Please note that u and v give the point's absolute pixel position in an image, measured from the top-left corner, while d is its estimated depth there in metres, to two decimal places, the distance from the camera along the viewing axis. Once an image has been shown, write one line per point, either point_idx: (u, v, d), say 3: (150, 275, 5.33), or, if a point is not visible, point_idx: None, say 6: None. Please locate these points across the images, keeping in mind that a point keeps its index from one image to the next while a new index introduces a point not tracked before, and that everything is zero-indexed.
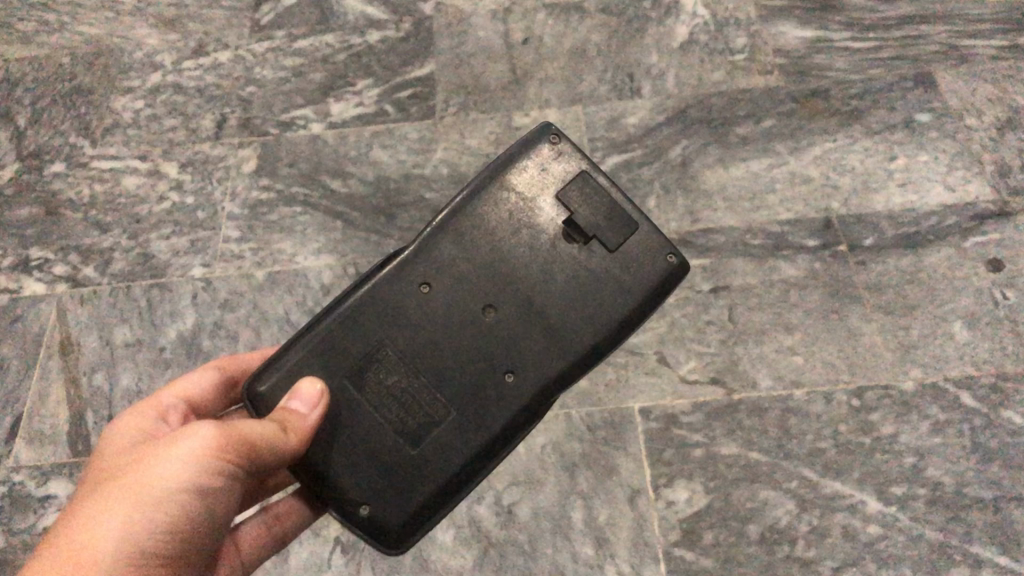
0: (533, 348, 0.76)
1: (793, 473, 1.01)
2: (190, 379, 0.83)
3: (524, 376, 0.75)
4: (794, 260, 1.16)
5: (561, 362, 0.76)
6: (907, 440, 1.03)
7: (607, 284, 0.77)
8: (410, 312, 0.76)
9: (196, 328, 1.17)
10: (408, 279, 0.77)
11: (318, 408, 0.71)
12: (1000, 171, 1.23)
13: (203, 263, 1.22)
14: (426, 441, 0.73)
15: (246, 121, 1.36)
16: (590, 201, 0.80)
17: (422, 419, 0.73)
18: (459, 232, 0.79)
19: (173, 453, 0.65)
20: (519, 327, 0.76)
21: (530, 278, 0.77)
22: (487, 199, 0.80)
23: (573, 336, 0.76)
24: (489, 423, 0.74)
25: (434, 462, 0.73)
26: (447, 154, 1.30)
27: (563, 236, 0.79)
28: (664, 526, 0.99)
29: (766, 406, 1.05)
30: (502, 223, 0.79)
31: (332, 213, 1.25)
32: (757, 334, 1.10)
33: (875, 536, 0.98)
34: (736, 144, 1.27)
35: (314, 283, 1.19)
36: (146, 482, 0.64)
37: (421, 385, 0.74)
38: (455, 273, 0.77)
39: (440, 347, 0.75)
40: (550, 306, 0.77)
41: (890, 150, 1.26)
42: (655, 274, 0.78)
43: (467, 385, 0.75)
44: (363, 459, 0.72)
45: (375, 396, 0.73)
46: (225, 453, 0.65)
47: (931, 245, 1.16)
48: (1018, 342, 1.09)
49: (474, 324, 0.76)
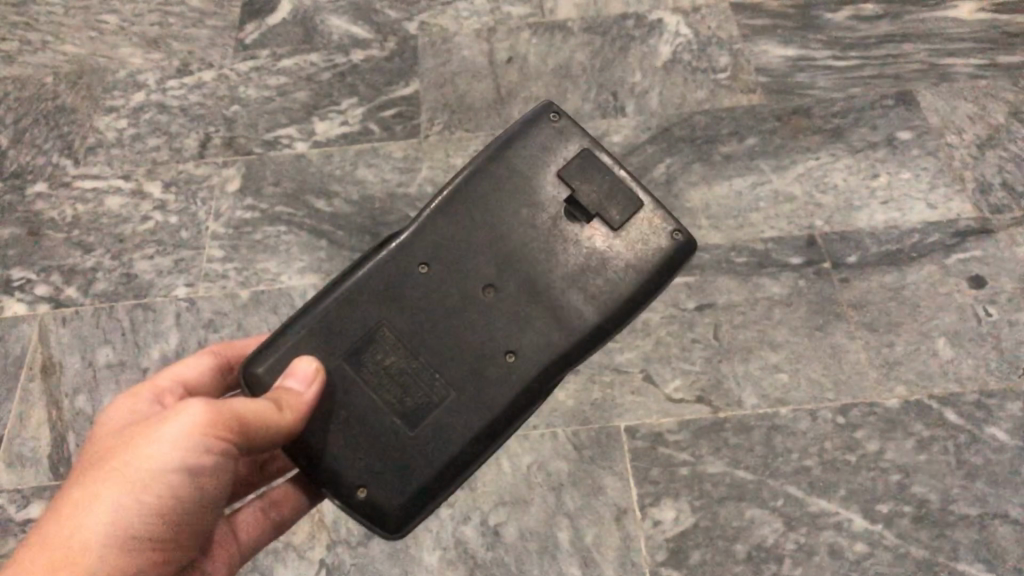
0: (535, 330, 0.76)
1: (779, 491, 1.01)
2: (185, 364, 0.82)
3: (523, 358, 0.76)
4: (778, 277, 1.16)
5: (564, 344, 0.76)
6: (892, 457, 1.03)
7: (609, 267, 0.78)
8: (410, 292, 0.76)
9: (179, 349, 1.16)
10: (407, 256, 0.77)
11: (314, 386, 0.71)
12: (981, 189, 1.24)
13: (186, 283, 1.22)
14: (424, 423, 0.74)
15: (231, 140, 1.36)
16: (594, 180, 0.80)
17: (420, 401, 0.74)
18: (459, 212, 0.79)
19: (162, 432, 0.66)
20: (520, 309, 0.77)
21: (531, 260, 0.78)
22: (488, 178, 0.80)
23: (576, 318, 0.77)
24: (489, 406, 0.75)
25: (433, 444, 0.74)
26: (432, 172, 1.30)
27: (566, 215, 0.79)
28: (651, 546, 0.99)
29: (752, 424, 1.05)
30: (503, 203, 0.79)
31: (317, 232, 1.25)
32: (742, 352, 1.10)
33: (861, 554, 0.98)
34: (720, 162, 1.28)
35: (298, 303, 1.19)
36: (135, 462, 0.65)
37: (419, 367, 0.75)
38: (453, 251, 0.78)
39: (438, 328, 0.76)
40: (552, 288, 0.77)
41: (872, 168, 1.27)
42: (660, 256, 0.78)
43: (466, 367, 0.75)
44: (361, 441, 0.73)
45: (373, 376, 0.74)
46: (215, 430, 0.65)
47: (914, 262, 1.17)
48: (1001, 359, 1.10)
49: (472, 304, 0.76)
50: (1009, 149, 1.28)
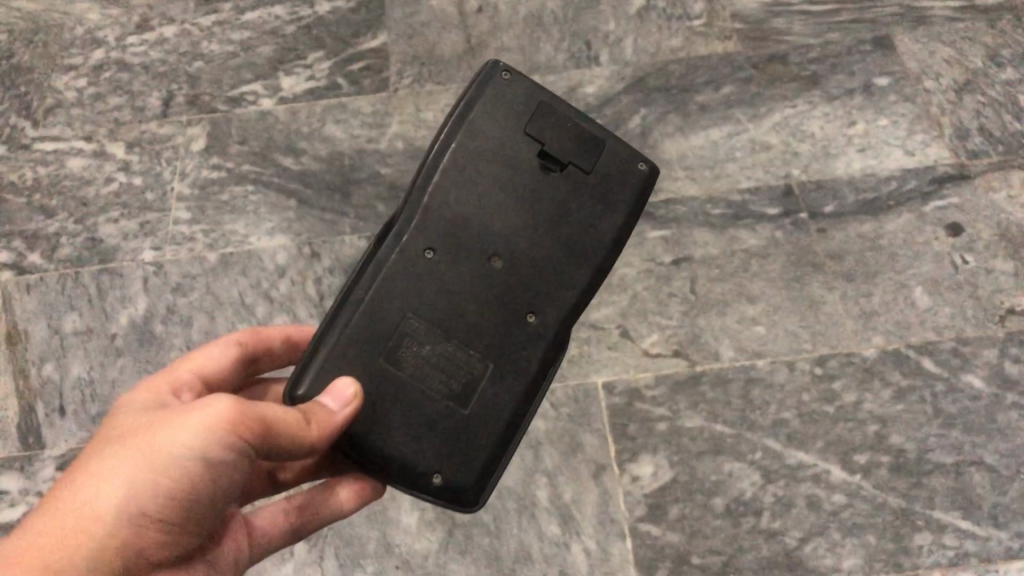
0: (548, 284, 0.73)
1: (756, 444, 1.01)
2: (207, 355, 0.76)
3: (543, 313, 0.73)
4: (755, 229, 1.15)
5: (576, 288, 0.74)
6: (870, 407, 1.03)
7: (590, 207, 0.77)
8: (421, 281, 0.71)
9: (148, 315, 1.14)
10: (408, 247, 0.72)
11: (349, 407, 0.64)
12: (958, 135, 1.22)
13: (153, 247, 1.19)
14: (474, 398, 0.69)
15: (194, 98, 1.32)
16: (559, 129, 0.78)
17: (463, 377, 0.69)
18: (449, 189, 0.74)
19: (183, 421, 0.59)
20: (533, 267, 0.74)
21: (531, 220, 0.75)
22: (463, 150, 0.75)
23: (583, 259, 0.75)
24: (527, 364, 0.72)
25: (487, 415, 0.70)
26: (403, 127, 1.27)
27: (542, 168, 0.76)
28: (630, 502, 0.98)
29: (730, 377, 1.05)
30: (488, 172, 0.75)
31: (285, 191, 1.22)
32: (719, 305, 1.10)
33: (839, 505, 0.98)
34: (696, 111, 1.26)
35: (268, 264, 1.16)
36: (156, 445, 0.59)
37: (454, 346, 0.70)
38: (455, 233, 0.73)
39: (461, 306, 0.71)
40: (554, 239, 0.75)
41: (850, 115, 1.25)
42: (633, 185, 0.79)
43: (495, 335, 0.71)
44: (415, 427, 0.68)
45: (412, 366, 0.68)
46: (238, 428, 0.59)
47: (892, 210, 1.16)
48: (978, 306, 1.09)
49: (486, 277, 0.72)
50: (987, 94, 1.26)
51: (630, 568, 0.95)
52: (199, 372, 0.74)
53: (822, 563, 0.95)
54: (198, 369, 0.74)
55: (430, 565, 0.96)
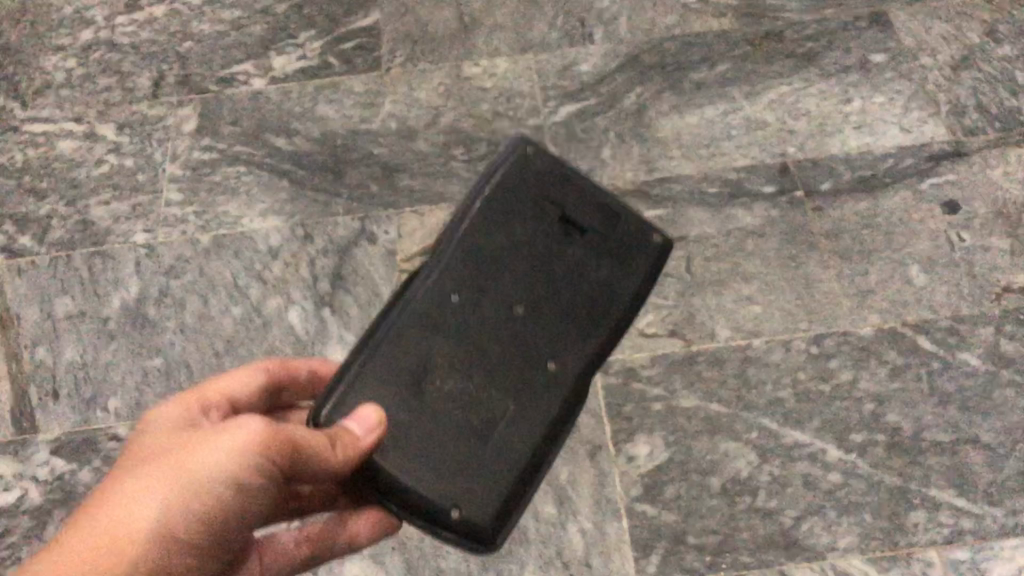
0: (569, 332, 0.72)
1: (752, 423, 1.00)
2: (234, 379, 0.74)
3: (564, 360, 0.71)
4: (750, 208, 1.15)
5: (597, 338, 0.73)
6: (866, 386, 1.02)
7: (611, 264, 0.76)
8: (447, 320, 0.70)
9: (141, 297, 1.13)
10: (438, 283, 0.70)
11: (375, 432, 0.63)
12: (955, 111, 1.21)
13: (145, 229, 1.18)
14: (495, 439, 0.68)
15: (185, 78, 1.31)
16: (584, 190, 0.77)
17: (485, 418, 0.68)
18: (477, 229, 0.73)
19: (216, 443, 0.58)
20: (556, 313, 0.72)
21: (553, 266, 0.73)
22: (491, 193, 0.74)
23: (603, 312, 0.74)
24: (547, 411, 0.70)
25: (506, 457, 0.68)
26: (396, 107, 1.26)
27: (567, 221, 0.75)
28: (626, 482, 0.98)
29: (726, 357, 1.04)
30: (515, 216, 0.74)
31: (277, 172, 1.21)
32: (715, 284, 1.09)
33: (836, 484, 0.97)
34: (691, 90, 1.25)
35: (261, 246, 1.16)
36: (189, 465, 0.58)
37: (476, 386, 0.68)
38: (481, 272, 0.72)
39: (484, 346, 0.69)
40: (577, 289, 0.74)
41: (846, 92, 1.24)
42: (652, 251, 0.78)
43: (516, 378, 0.69)
44: (435, 465, 0.66)
45: (435, 403, 0.67)
46: (268, 451, 0.58)
47: (888, 188, 1.15)
48: (974, 284, 1.08)
49: (511, 321, 0.71)
50: (984, 70, 1.25)
51: (626, 548, 0.94)
52: (226, 394, 0.73)
53: (818, 542, 0.94)
54: (223, 390, 0.73)
55: (426, 547, 0.96)
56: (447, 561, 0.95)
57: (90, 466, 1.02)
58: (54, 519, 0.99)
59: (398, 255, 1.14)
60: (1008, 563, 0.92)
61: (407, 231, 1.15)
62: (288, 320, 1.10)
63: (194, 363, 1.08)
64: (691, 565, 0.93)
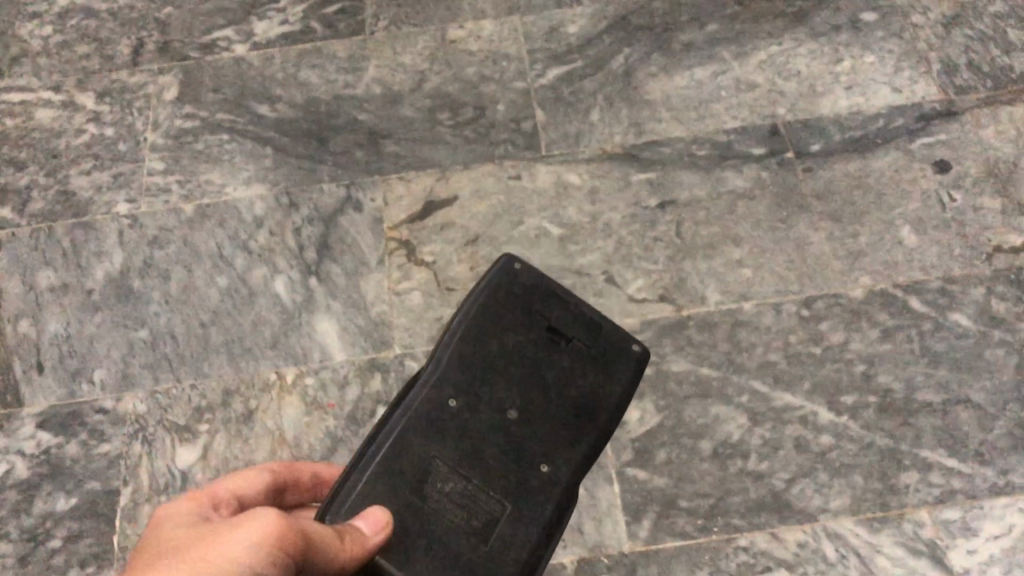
0: (558, 438, 0.67)
1: (743, 387, 1.00)
2: (242, 479, 0.70)
3: (557, 465, 0.66)
4: (740, 170, 1.14)
5: (586, 445, 0.68)
6: (858, 348, 1.02)
7: (593, 375, 0.71)
8: (441, 429, 0.65)
9: (125, 269, 1.12)
10: (429, 395, 0.66)
11: (382, 532, 0.59)
12: (946, 70, 1.20)
13: (128, 200, 1.16)
14: (492, 538, 0.62)
15: (165, 44, 1.29)
16: (566, 305, 0.73)
17: (483, 516, 0.62)
18: (467, 342, 0.69)
19: (234, 534, 0.53)
20: (545, 418, 0.67)
21: (539, 377, 0.69)
22: (477, 312, 0.71)
23: (590, 419, 0.69)
24: (541, 515, 0.64)
25: (501, 560, 0.62)
26: (380, 72, 1.24)
27: (550, 335, 0.71)
28: (617, 447, 0.97)
29: (716, 321, 1.04)
30: (503, 332, 0.70)
31: (261, 140, 1.20)
32: (705, 248, 1.09)
33: (827, 446, 0.96)
34: (679, 51, 1.23)
35: (246, 215, 1.14)
36: (208, 555, 0.52)
37: (473, 488, 0.63)
38: (471, 381, 0.67)
39: (479, 449, 0.65)
40: (564, 399, 0.69)
41: (836, 52, 1.23)
42: (632, 364, 0.73)
43: (509, 482, 0.64)
44: (430, 572, 0.60)
45: (430, 508, 0.62)
46: (284, 541, 0.53)
47: (879, 148, 1.14)
48: (966, 244, 1.07)
49: (501, 429, 0.66)
50: (975, 27, 1.24)
51: (618, 513, 0.94)
52: (236, 492, 0.68)
53: (809, 504, 0.93)
54: (234, 490, 0.68)
55: None
56: None
57: (77, 440, 1.01)
58: (42, 493, 0.99)
59: (385, 222, 1.12)
60: (998, 522, 0.92)
61: (393, 198, 1.14)
62: (274, 290, 1.08)
63: (180, 334, 1.07)
64: (683, 529, 0.93)
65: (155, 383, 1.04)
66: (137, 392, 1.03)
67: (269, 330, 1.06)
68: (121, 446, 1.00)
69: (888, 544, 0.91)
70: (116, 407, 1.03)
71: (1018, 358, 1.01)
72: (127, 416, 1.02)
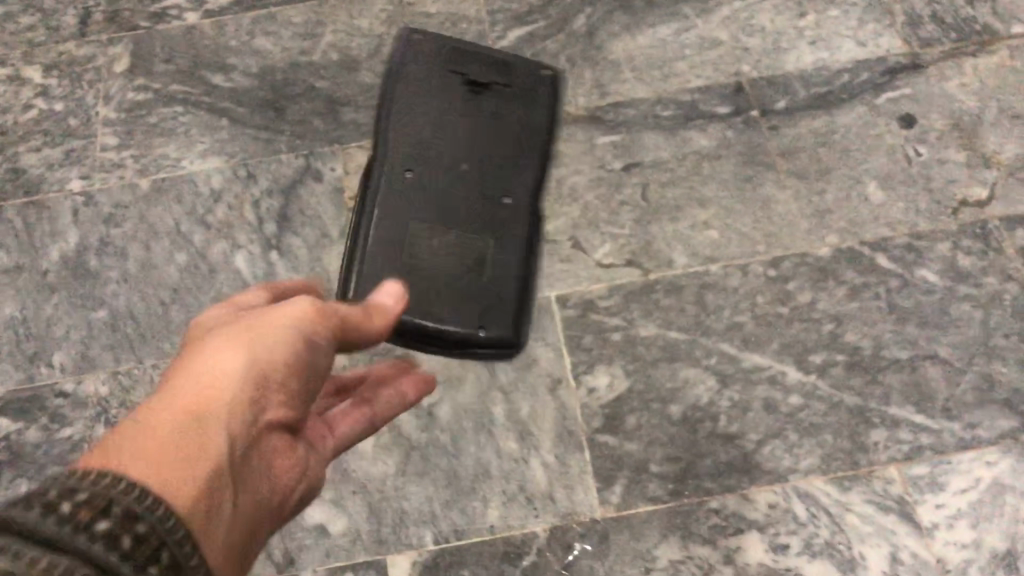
0: (505, 179, 0.89)
1: (712, 349, 1.00)
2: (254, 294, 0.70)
3: (516, 195, 0.89)
4: (705, 129, 1.12)
5: (529, 181, 0.90)
6: (825, 307, 1.01)
7: (514, 112, 0.92)
8: (409, 212, 0.86)
9: (80, 248, 1.09)
10: (388, 198, 0.87)
11: (400, 301, 0.68)
12: (911, 22, 1.19)
13: (81, 176, 1.13)
14: (488, 267, 0.86)
15: (113, 13, 1.25)
16: (467, 96, 0.91)
17: (472, 254, 0.86)
18: (399, 163, 0.88)
19: (280, 312, 0.61)
20: (486, 169, 0.89)
21: (472, 152, 0.89)
22: (398, 144, 0.88)
23: (518, 159, 0.90)
24: (514, 229, 0.88)
25: (498, 267, 0.86)
26: (337, 37, 1.21)
27: (461, 111, 0.90)
28: (587, 414, 0.97)
29: (684, 284, 1.03)
30: (426, 142, 0.89)
31: (216, 111, 1.17)
32: (671, 210, 1.07)
33: (797, 406, 0.96)
34: (642, 9, 1.21)
35: (203, 189, 1.11)
36: (262, 336, 0.59)
37: (453, 238, 0.86)
38: (418, 179, 0.88)
39: (444, 219, 0.86)
40: (495, 154, 0.89)
41: (800, 6, 1.21)
42: (533, 83, 0.94)
43: (476, 221, 0.87)
44: (450, 296, 0.84)
45: (428, 259, 0.85)
46: (329, 316, 0.61)
47: (844, 104, 1.13)
48: (931, 199, 1.07)
49: (457, 198, 0.87)
50: None
51: (589, 480, 0.93)
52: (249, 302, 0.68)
53: (779, 465, 0.94)
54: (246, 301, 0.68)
55: (387, 489, 0.93)
56: (410, 501, 0.93)
57: (38, 425, 0.99)
58: (5, 481, 0.97)
59: (345, 193, 1.10)
60: (966, 476, 0.92)
61: (354, 167, 1.12)
62: (235, 266, 1.06)
63: (140, 313, 1.04)
64: (654, 494, 0.93)
65: (116, 364, 1.02)
66: (98, 374, 1.01)
67: (231, 307, 1.04)
68: (84, 429, 0.98)
69: (858, 502, 0.92)
70: (77, 390, 1.01)
71: (984, 312, 1.01)
72: (89, 399, 1.00)
